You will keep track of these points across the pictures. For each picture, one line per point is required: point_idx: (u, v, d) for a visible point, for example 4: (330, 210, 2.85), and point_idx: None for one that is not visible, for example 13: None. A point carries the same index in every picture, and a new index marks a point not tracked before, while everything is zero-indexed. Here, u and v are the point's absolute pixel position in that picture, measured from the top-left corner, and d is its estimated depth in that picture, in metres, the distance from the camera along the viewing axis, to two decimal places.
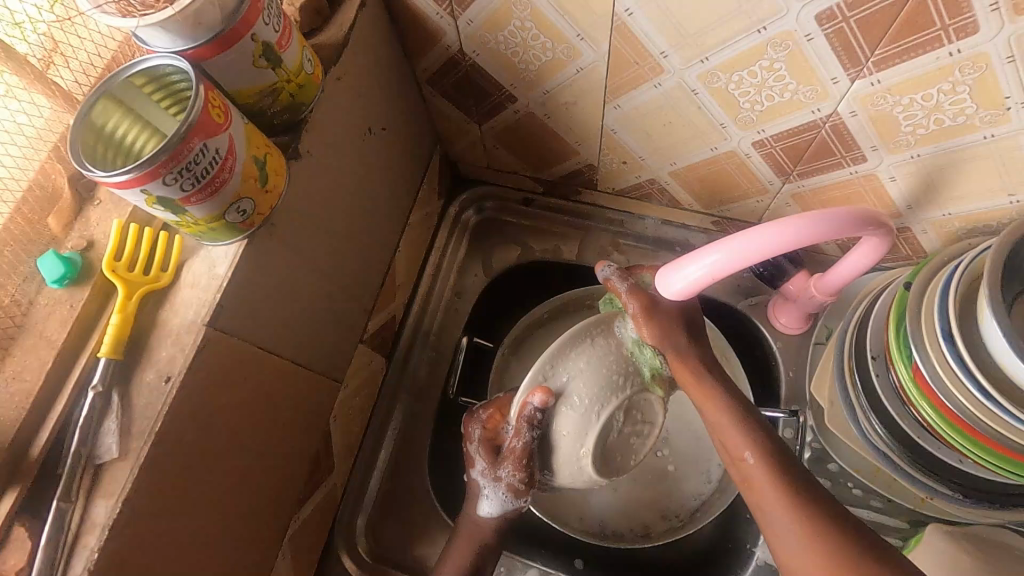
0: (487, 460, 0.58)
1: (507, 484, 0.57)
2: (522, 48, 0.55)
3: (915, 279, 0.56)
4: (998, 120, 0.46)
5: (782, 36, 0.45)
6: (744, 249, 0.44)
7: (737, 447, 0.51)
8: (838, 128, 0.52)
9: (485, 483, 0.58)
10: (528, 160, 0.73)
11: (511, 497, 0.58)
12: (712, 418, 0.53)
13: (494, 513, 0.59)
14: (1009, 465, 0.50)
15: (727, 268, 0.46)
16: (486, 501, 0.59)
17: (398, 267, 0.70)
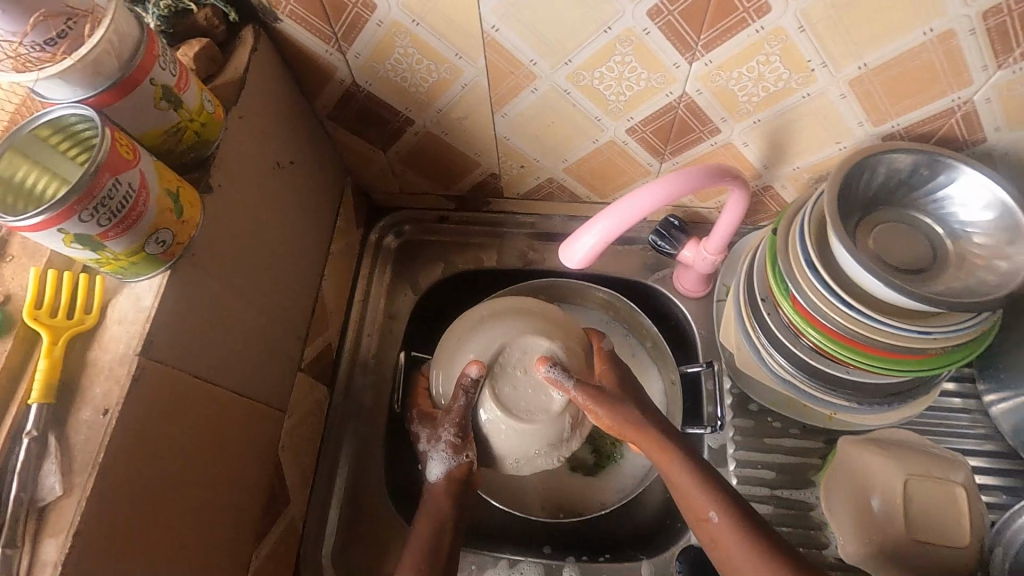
0: (427, 428, 0.64)
1: (446, 441, 0.62)
2: (409, 73, 0.60)
3: (778, 224, 0.64)
4: (808, 80, 0.56)
5: (625, 33, 0.53)
6: (626, 210, 0.51)
7: (703, 508, 0.57)
8: (690, 106, 0.61)
9: (427, 446, 0.63)
10: (436, 179, 0.78)
11: (450, 454, 0.62)
12: (683, 484, 0.58)
13: (437, 475, 0.63)
14: (885, 362, 0.58)
15: (616, 229, 0.52)
16: (433, 465, 0.63)
17: (328, 297, 0.73)
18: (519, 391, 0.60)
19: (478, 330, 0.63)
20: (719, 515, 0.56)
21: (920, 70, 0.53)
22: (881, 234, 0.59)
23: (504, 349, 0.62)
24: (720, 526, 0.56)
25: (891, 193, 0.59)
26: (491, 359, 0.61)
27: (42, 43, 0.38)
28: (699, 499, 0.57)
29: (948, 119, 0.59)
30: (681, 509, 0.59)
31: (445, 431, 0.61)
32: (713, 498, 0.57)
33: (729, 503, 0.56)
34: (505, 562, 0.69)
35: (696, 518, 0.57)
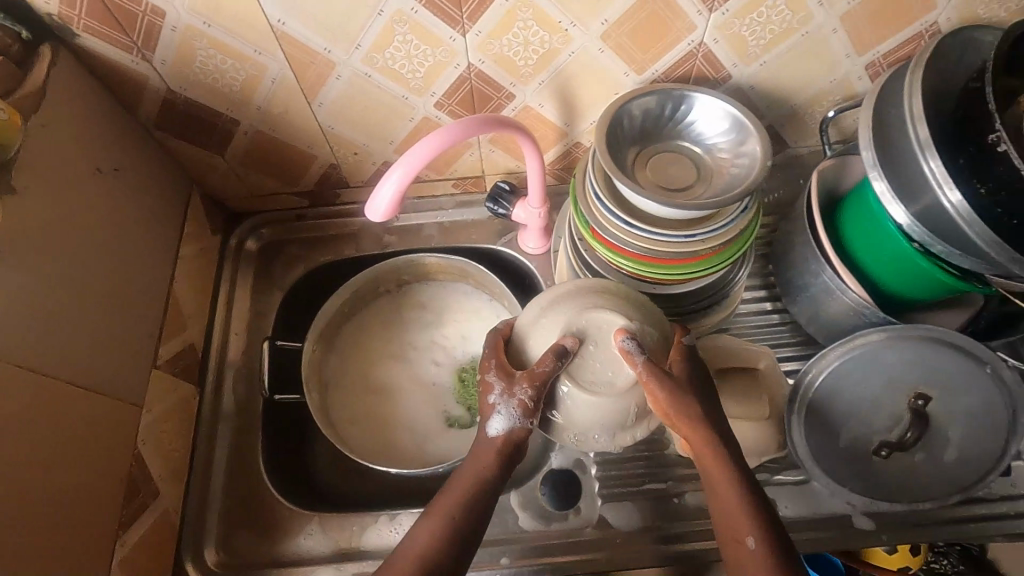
0: (504, 379, 0.60)
1: (518, 399, 0.58)
2: (218, 74, 0.66)
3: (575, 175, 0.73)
4: (567, 40, 0.65)
5: (396, 14, 0.61)
6: (415, 156, 0.57)
7: (742, 530, 0.54)
8: (480, 76, 0.69)
9: (500, 399, 0.58)
10: (281, 178, 0.83)
11: (521, 416, 0.58)
12: (721, 497, 0.56)
13: (499, 430, 0.58)
14: (673, 269, 0.69)
15: (410, 175, 0.57)
16: (496, 420, 0.58)
17: (183, 299, 0.76)
18: (593, 364, 0.61)
19: (578, 307, 0.63)
20: (758, 543, 0.53)
21: (652, 20, 0.64)
22: (654, 161, 0.68)
23: (591, 315, 0.62)
24: (757, 555, 0.52)
25: (655, 129, 0.68)
26: (592, 335, 0.62)
27: None
28: (740, 520, 0.54)
29: (693, 62, 0.70)
30: (716, 527, 0.56)
31: (521, 389, 0.58)
32: (752, 519, 0.54)
33: (772, 537, 0.53)
34: (385, 517, 0.72)
35: (729, 538, 0.54)
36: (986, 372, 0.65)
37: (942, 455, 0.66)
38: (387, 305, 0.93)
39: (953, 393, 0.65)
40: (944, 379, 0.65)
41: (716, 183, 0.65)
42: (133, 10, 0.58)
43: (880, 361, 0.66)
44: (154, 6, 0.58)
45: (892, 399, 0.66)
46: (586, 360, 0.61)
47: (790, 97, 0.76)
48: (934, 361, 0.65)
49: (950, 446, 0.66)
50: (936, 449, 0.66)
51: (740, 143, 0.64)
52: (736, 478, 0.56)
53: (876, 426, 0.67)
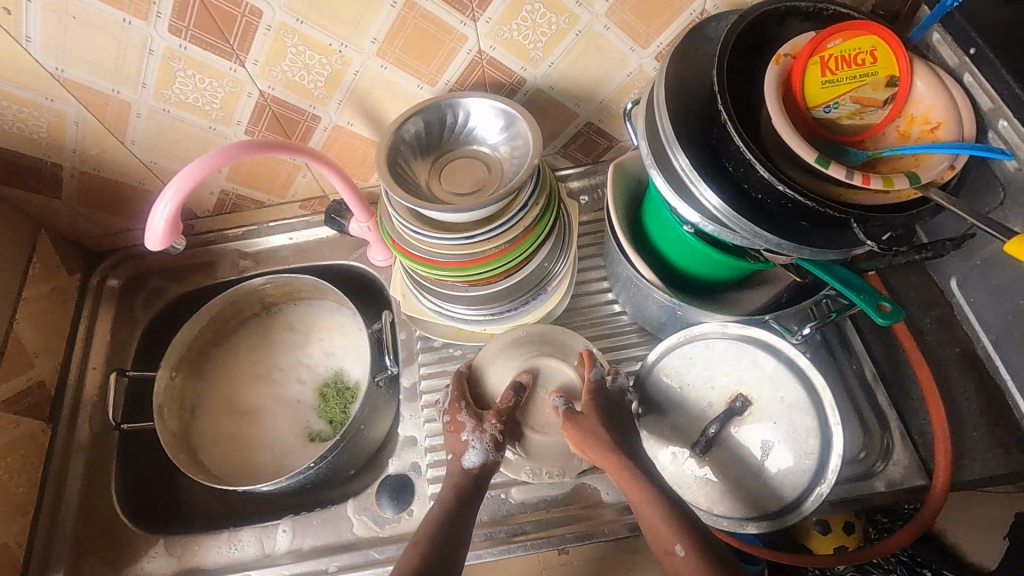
0: (474, 418, 0.68)
1: (491, 432, 0.67)
2: (21, 122, 0.69)
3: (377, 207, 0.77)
4: (345, 61, 0.68)
5: (167, 52, 0.64)
6: (186, 176, 0.59)
7: (669, 540, 0.58)
8: (277, 102, 0.72)
9: (471, 435, 0.66)
10: (126, 214, 0.86)
11: (491, 443, 0.66)
12: (647, 515, 0.59)
13: (476, 461, 0.65)
14: (469, 271, 0.69)
15: (182, 195, 0.60)
16: (470, 453, 0.66)
17: (26, 338, 0.79)
18: (537, 406, 0.73)
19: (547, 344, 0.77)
20: (685, 549, 0.57)
21: (420, 34, 0.67)
22: (446, 173, 0.73)
23: (541, 361, 0.75)
24: (686, 560, 0.56)
25: (436, 140, 0.73)
26: (542, 375, 0.75)
27: None
28: (665, 529, 0.58)
29: (480, 69, 0.72)
30: (646, 538, 0.60)
31: (491, 423, 0.67)
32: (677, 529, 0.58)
33: (694, 537, 0.57)
34: (227, 534, 0.75)
35: (662, 550, 0.58)
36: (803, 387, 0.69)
37: (752, 462, 0.68)
38: (249, 326, 0.95)
39: (774, 399, 0.69)
40: (764, 384, 0.70)
41: (502, 179, 0.70)
42: None
43: (713, 357, 0.71)
44: None
45: (717, 395, 0.71)
46: (535, 399, 0.73)
47: (594, 93, 0.78)
48: (757, 368, 0.71)
49: (762, 453, 0.68)
50: (747, 454, 0.68)
51: (513, 135, 0.70)
52: (657, 491, 0.60)
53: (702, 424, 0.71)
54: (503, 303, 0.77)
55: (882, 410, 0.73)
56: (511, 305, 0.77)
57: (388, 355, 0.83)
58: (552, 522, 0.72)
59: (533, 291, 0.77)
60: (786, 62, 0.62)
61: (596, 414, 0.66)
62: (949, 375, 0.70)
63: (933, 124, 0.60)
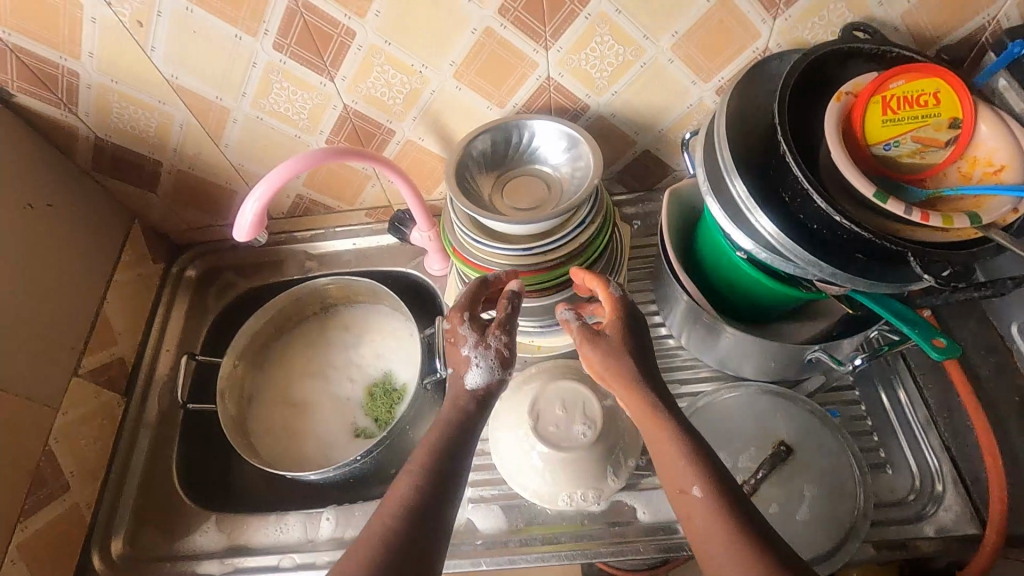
0: (476, 334, 0.67)
1: (495, 350, 0.66)
2: (134, 122, 0.77)
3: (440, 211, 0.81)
4: (425, 80, 0.74)
5: (269, 65, 0.71)
6: (274, 176, 0.65)
7: (685, 481, 0.54)
8: (358, 115, 0.78)
9: (475, 354, 0.66)
10: (210, 211, 0.94)
11: (498, 370, 0.65)
12: (666, 461, 0.56)
13: (477, 382, 0.65)
14: (520, 280, 0.73)
15: (268, 195, 0.66)
16: (473, 372, 0.65)
17: (112, 317, 0.86)
18: (563, 429, 0.73)
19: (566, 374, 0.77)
20: (703, 491, 0.52)
21: (495, 60, 0.72)
22: (508, 190, 0.77)
23: (559, 386, 0.76)
24: (701, 501, 0.52)
25: (501, 158, 0.78)
26: (562, 401, 0.75)
27: None
28: (682, 470, 0.54)
29: (548, 94, 0.77)
30: (663, 481, 0.57)
31: (499, 340, 0.66)
32: (698, 472, 0.54)
33: (714, 479, 0.53)
34: (273, 517, 0.78)
35: (674, 490, 0.54)
36: (836, 439, 0.71)
37: (795, 508, 0.67)
38: (308, 323, 1.00)
39: (814, 450, 0.71)
40: (798, 433, 0.72)
41: (561, 198, 0.74)
42: (53, 71, 0.70)
43: (746, 404, 0.74)
44: (69, 68, 0.70)
45: (761, 441, 0.72)
46: (560, 424, 0.73)
47: (655, 122, 0.81)
48: (788, 419, 0.73)
49: (800, 497, 0.68)
50: (784, 496, 0.68)
51: (577, 156, 0.74)
52: (678, 429, 0.57)
53: (740, 462, 0.71)
54: (555, 316, 0.79)
55: (932, 453, 0.72)
56: (562, 318, 0.80)
57: (439, 358, 0.86)
58: (586, 534, 0.73)
59: None
60: (848, 99, 0.63)
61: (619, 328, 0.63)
62: (1006, 424, 0.68)
63: (996, 167, 0.60)
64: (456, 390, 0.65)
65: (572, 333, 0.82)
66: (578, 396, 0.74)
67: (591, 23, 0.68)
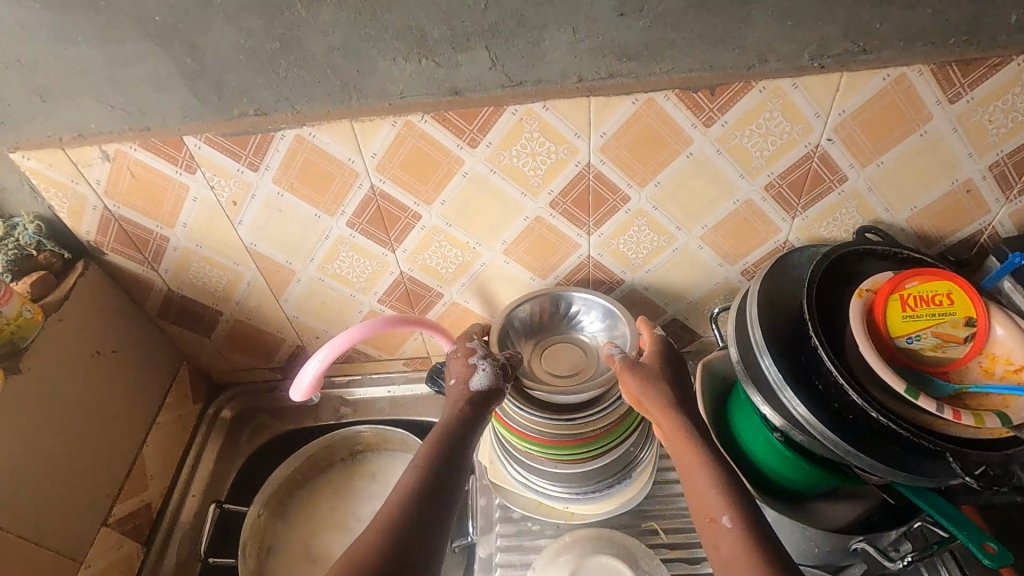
0: (488, 354, 0.74)
1: (499, 365, 0.73)
2: (208, 278, 0.84)
3: None
4: (477, 255, 0.82)
5: (340, 238, 0.79)
6: (336, 342, 0.71)
7: (716, 509, 0.59)
8: (412, 280, 0.85)
9: (482, 360, 0.73)
10: (257, 356, 0.98)
11: (501, 375, 0.72)
12: (699, 485, 0.61)
13: (481, 383, 0.71)
14: (554, 449, 0.75)
15: (330, 358, 0.71)
16: (478, 375, 0.72)
17: (148, 461, 0.87)
18: None
19: (604, 544, 0.77)
20: (732, 521, 0.57)
21: (542, 241, 0.80)
22: (548, 356, 0.82)
23: (598, 558, 0.76)
24: (730, 532, 0.57)
25: (542, 328, 0.84)
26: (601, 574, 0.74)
27: None
28: (715, 501, 0.60)
29: (587, 269, 0.84)
30: (692, 511, 0.62)
31: (505, 357, 0.74)
32: (729, 503, 0.59)
33: (743, 513, 0.58)
34: None
35: (707, 519, 0.59)
36: None
37: None
38: (334, 472, 0.98)
39: None
40: None
41: (598, 369, 0.80)
42: (147, 237, 0.78)
43: None
44: (161, 234, 0.78)
45: None
46: None
47: (684, 295, 0.88)
48: None
49: None
50: None
51: (614, 331, 0.81)
52: (708, 458, 0.63)
53: None
54: (588, 482, 0.79)
55: None
56: (595, 485, 0.80)
57: (472, 521, 0.85)
58: None
59: (619, 475, 0.80)
60: (868, 295, 0.69)
61: (659, 368, 0.72)
62: None
63: (1015, 366, 0.64)
64: (462, 386, 0.71)
65: (604, 501, 0.81)
66: (618, 569, 0.74)
67: (630, 215, 0.77)
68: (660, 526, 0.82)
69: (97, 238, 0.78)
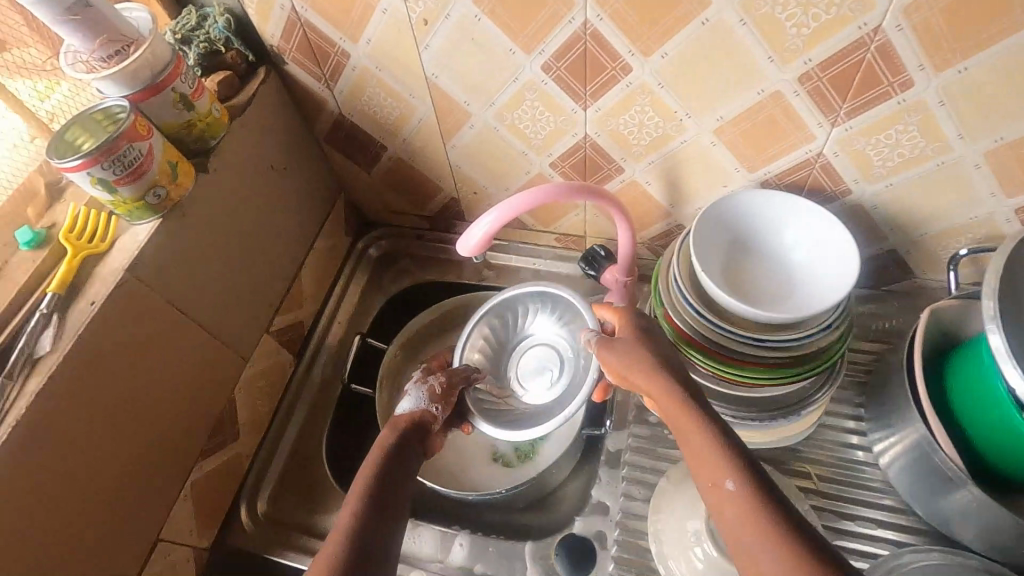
0: (421, 373, 0.75)
1: (430, 386, 0.71)
2: (380, 108, 0.79)
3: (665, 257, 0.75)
4: (680, 128, 0.69)
5: (528, 83, 0.69)
6: (511, 202, 0.63)
7: (718, 473, 0.48)
8: (595, 147, 0.75)
9: (412, 386, 0.71)
10: (411, 200, 0.95)
11: (429, 400, 0.69)
12: (694, 446, 0.50)
13: (406, 408, 0.68)
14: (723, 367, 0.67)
15: (502, 220, 0.64)
16: (405, 401, 0.70)
17: (305, 282, 0.89)
18: None
19: None
20: (736, 485, 0.47)
21: (768, 124, 0.65)
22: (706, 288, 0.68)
23: None
24: (733, 496, 0.46)
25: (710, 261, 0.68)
26: None
27: (104, 55, 0.57)
28: (713, 462, 0.48)
29: (810, 170, 0.69)
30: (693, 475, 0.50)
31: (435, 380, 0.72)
32: (733, 465, 0.48)
33: (753, 476, 0.47)
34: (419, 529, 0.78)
35: (708, 484, 0.48)
36: None
37: None
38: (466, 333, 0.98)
39: None
40: None
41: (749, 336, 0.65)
42: (328, 50, 0.72)
43: None
44: (343, 50, 0.72)
45: None
46: None
47: (919, 225, 0.70)
48: None
49: None
50: None
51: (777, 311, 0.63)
52: (704, 421, 0.51)
53: None
54: (754, 405, 0.72)
55: None
56: (761, 410, 0.72)
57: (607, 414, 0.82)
58: None
59: (790, 410, 0.71)
60: None
61: (632, 348, 0.60)
62: None
63: None
64: (392, 418, 0.69)
65: (764, 429, 0.73)
66: None
67: (901, 108, 0.59)
68: (813, 470, 0.75)
69: (281, 43, 0.73)
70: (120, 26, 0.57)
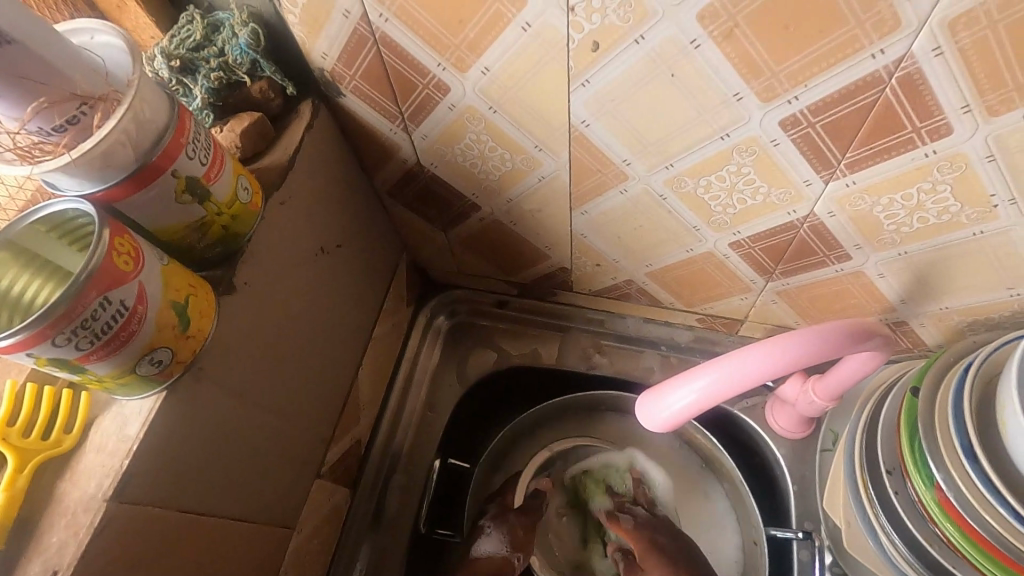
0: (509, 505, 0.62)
1: (511, 528, 0.59)
2: (481, 160, 0.53)
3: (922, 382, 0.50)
4: (986, 217, 0.42)
5: (746, 142, 0.43)
6: (732, 371, 0.41)
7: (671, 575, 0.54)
8: (816, 229, 0.49)
9: (490, 523, 0.60)
10: (499, 265, 0.70)
11: (507, 547, 0.58)
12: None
13: (486, 552, 0.58)
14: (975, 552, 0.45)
15: (718, 388, 0.42)
16: (485, 540, 0.59)
17: (362, 388, 0.65)
18: None
19: None
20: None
21: None
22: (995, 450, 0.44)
23: None
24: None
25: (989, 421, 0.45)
26: None
27: (47, 129, 0.31)
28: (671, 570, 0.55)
29: None
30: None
31: (517, 518, 0.60)
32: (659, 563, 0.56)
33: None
34: None
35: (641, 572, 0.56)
36: None
37: None
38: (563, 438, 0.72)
39: None
40: None
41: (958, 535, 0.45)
42: (414, 80, 0.46)
43: None
44: (439, 80, 0.45)
45: None
46: None
47: None
48: None
49: None
50: None
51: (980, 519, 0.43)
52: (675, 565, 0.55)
53: None
54: None
55: None
56: None
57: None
58: None
59: None
60: None
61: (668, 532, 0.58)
62: None
63: None
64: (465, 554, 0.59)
65: None
66: None
67: None
68: None
69: (337, 67, 0.47)
70: (74, 76, 0.31)
